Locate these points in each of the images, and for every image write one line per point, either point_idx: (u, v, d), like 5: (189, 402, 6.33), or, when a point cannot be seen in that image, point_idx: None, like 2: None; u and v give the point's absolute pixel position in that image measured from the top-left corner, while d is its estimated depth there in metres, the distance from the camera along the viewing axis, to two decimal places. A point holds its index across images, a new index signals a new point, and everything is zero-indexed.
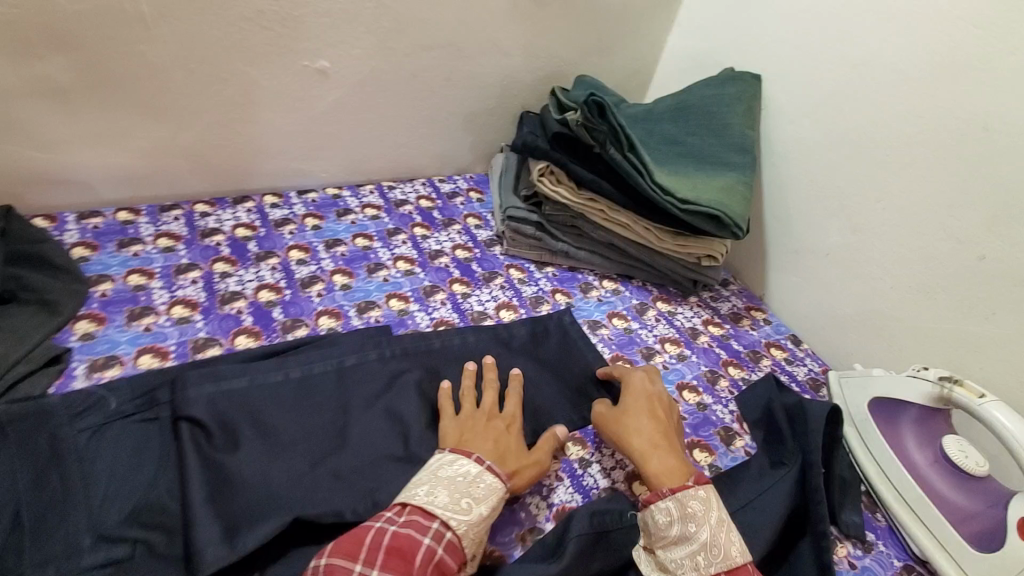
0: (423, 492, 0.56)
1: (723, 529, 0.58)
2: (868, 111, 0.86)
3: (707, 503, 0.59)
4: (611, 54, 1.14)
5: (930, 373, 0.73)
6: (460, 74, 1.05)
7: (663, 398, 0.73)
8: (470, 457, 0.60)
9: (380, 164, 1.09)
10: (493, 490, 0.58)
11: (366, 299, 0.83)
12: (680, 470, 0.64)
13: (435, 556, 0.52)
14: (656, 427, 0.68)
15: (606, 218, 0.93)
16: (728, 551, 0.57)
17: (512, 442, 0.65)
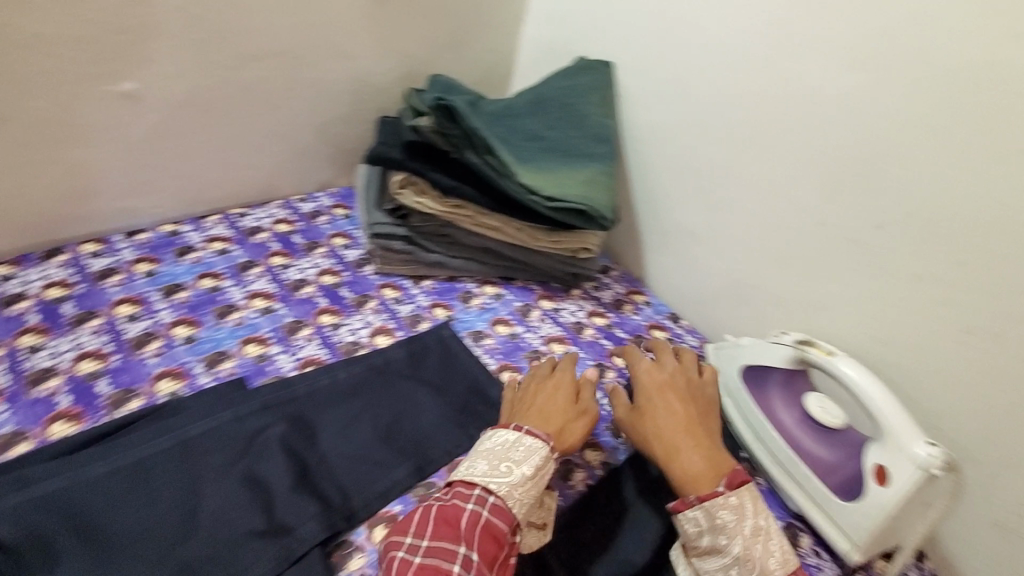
0: (467, 466, 0.60)
1: (757, 540, 0.60)
2: (711, 92, 0.88)
3: (739, 513, 0.61)
4: (465, 50, 1.10)
5: (789, 338, 0.77)
6: (302, 83, 0.95)
7: (679, 387, 0.72)
8: (509, 428, 0.63)
9: (226, 191, 0.98)
10: (537, 450, 0.61)
11: (216, 351, 0.75)
12: (709, 468, 0.64)
13: (480, 519, 0.55)
14: (683, 418, 0.69)
15: (476, 223, 0.89)
16: (762, 561, 0.60)
17: (562, 407, 0.68)
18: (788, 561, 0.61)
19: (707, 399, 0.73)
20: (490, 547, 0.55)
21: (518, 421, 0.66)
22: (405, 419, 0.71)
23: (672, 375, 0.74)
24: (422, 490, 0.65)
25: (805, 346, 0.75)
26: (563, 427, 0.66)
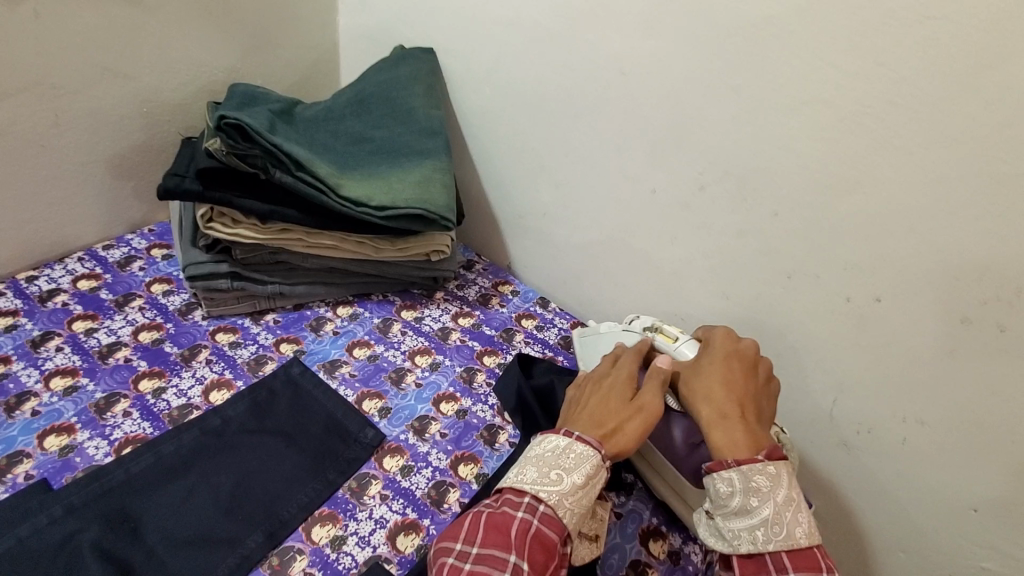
0: (516, 473, 0.58)
1: (790, 508, 0.56)
2: (532, 70, 0.85)
3: (775, 481, 0.56)
4: (274, 50, 0.99)
5: (638, 325, 0.78)
6: (72, 115, 0.81)
7: (739, 362, 0.66)
8: (561, 432, 0.60)
9: (5, 254, 0.82)
10: (587, 458, 0.57)
11: (7, 454, 0.63)
12: (755, 444, 0.60)
13: (531, 527, 0.53)
14: (737, 393, 0.63)
15: (309, 245, 0.82)
16: (792, 532, 0.55)
17: (613, 404, 0.64)
18: (816, 538, 0.55)
19: (772, 384, 0.67)
20: (539, 557, 0.52)
21: (570, 426, 0.62)
22: (250, 481, 0.64)
23: (742, 347, 0.68)
24: (276, 558, 0.59)
25: (653, 330, 0.76)
26: (613, 432, 0.61)
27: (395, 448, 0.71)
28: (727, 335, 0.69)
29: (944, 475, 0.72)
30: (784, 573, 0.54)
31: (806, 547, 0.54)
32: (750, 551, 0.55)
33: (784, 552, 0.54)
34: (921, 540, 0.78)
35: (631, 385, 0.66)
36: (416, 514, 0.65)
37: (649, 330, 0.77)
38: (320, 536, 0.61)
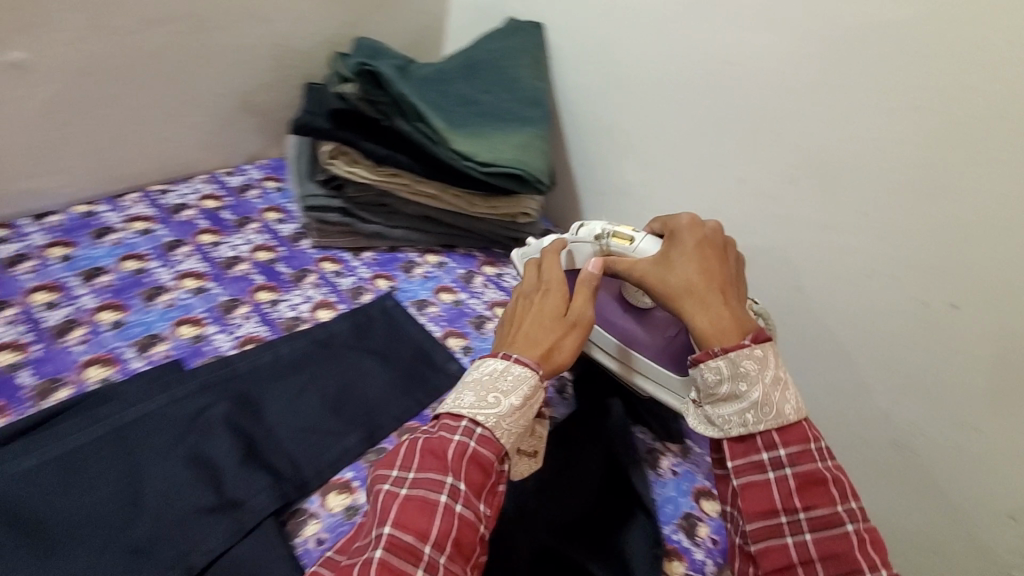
0: (452, 398, 0.59)
1: (777, 388, 0.60)
2: (638, 53, 0.90)
3: (762, 363, 0.60)
4: (392, 11, 1.06)
5: (590, 232, 0.77)
6: (218, 48, 0.89)
7: (709, 249, 0.68)
8: (496, 356, 0.62)
9: (144, 166, 0.91)
10: (524, 381, 0.60)
11: (148, 333, 0.72)
12: (741, 325, 0.63)
13: (467, 450, 0.55)
14: (715, 281, 0.66)
15: (412, 191, 0.88)
16: (782, 409, 0.59)
17: (545, 321, 0.66)
18: (803, 413, 0.61)
19: (735, 257, 0.70)
20: (477, 476, 0.55)
21: (506, 348, 0.64)
22: (352, 389, 0.71)
23: (709, 232, 0.70)
24: (374, 456, 0.66)
25: (606, 235, 0.76)
26: (550, 349, 0.64)
27: None
28: (687, 223, 0.71)
29: (995, 484, 0.75)
30: (774, 449, 0.59)
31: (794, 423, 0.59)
32: (741, 434, 0.60)
33: (774, 430, 0.59)
34: (955, 548, 0.81)
35: (559, 295, 0.68)
36: None
37: (601, 236, 0.76)
38: None
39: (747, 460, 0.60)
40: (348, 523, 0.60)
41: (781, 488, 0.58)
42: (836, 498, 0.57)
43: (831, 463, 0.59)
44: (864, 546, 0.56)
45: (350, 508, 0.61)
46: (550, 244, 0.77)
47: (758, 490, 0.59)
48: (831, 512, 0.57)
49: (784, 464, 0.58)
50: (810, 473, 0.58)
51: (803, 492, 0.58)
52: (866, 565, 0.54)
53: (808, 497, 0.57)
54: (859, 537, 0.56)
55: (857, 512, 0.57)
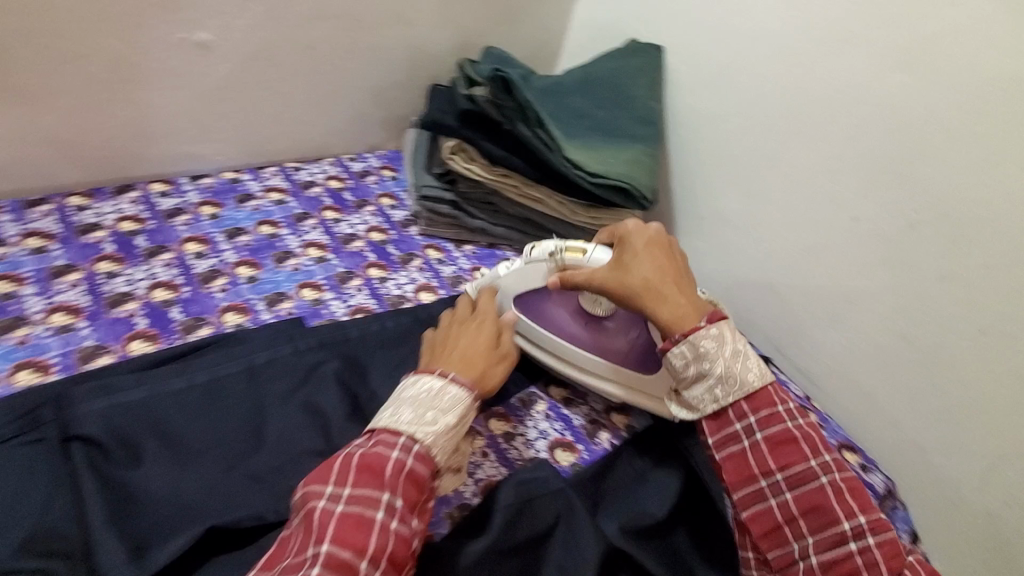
0: (389, 414, 0.57)
1: (736, 359, 0.64)
2: (760, 84, 0.91)
3: (720, 340, 0.64)
4: (518, 25, 1.12)
5: (542, 253, 0.74)
6: (363, 46, 0.98)
7: (656, 243, 0.70)
8: (433, 373, 0.60)
9: (285, 144, 1.01)
10: (459, 402, 0.59)
11: (276, 291, 0.80)
12: (699, 309, 0.67)
13: (405, 466, 0.53)
14: (665, 273, 0.68)
15: (519, 193, 0.93)
16: (745, 379, 0.64)
17: (478, 347, 0.66)
18: (766, 376, 0.65)
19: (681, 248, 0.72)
20: (411, 493, 0.53)
21: (442, 366, 0.63)
22: None
23: (651, 232, 0.71)
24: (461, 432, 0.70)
25: (559, 251, 0.73)
26: (483, 375, 0.65)
27: (561, 381, 0.81)
28: (632, 225, 0.71)
29: None
30: (744, 417, 0.64)
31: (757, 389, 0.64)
32: (715, 411, 0.65)
33: (742, 400, 0.64)
34: None
35: (495, 327, 0.70)
36: (572, 437, 0.74)
37: (555, 254, 0.73)
38: (496, 426, 0.72)
39: (722, 433, 0.65)
40: None
41: (756, 454, 0.63)
42: (808, 454, 0.62)
43: (800, 422, 0.64)
44: (842, 494, 0.60)
45: None
46: (486, 287, 0.77)
47: (736, 461, 0.64)
48: (806, 468, 0.62)
49: (755, 431, 0.63)
50: (780, 434, 0.63)
51: (777, 451, 0.62)
52: (843, 513, 0.59)
53: (781, 457, 0.62)
54: (836, 487, 0.60)
55: (833, 464, 0.62)
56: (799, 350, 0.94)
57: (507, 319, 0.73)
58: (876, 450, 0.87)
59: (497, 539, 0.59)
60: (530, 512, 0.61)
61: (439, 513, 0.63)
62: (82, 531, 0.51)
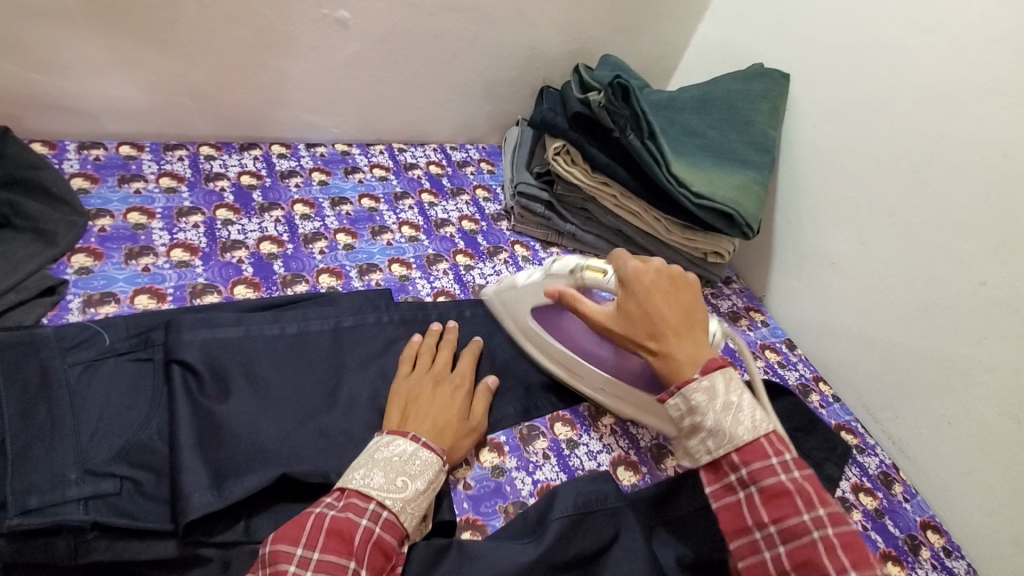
0: (359, 476, 0.53)
1: (729, 412, 0.55)
2: (894, 125, 0.85)
3: (711, 393, 0.56)
4: (639, 37, 1.11)
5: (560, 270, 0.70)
6: (485, 40, 1.00)
7: (662, 286, 0.64)
8: (405, 436, 0.56)
9: (396, 125, 1.04)
10: (430, 466, 0.55)
11: (369, 262, 0.83)
12: (701, 356, 0.60)
13: (373, 535, 0.50)
14: (670, 318, 0.62)
15: (616, 203, 0.91)
16: (735, 433, 0.54)
17: (452, 414, 0.62)
18: (762, 427, 0.55)
19: (691, 282, 0.66)
20: (377, 562, 0.50)
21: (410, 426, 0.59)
22: (518, 364, 0.75)
23: (659, 271, 0.65)
24: (526, 429, 0.70)
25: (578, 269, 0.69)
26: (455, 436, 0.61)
27: None
28: (635, 265, 0.65)
29: None
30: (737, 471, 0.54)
31: (750, 441, 0.54)
32: (710, 461, 0.55)
33: (732, 453, 0.54)
34: None
35: (467, 399, 0.65)
36: (636, 458, 0.71)
37: (574, 272, 0.69)
38: (560, 431, 0.71)
39: (717, 484, 0.55)
40: (493, 479, 0.64)
41: (749, 505, 0.52)
42: (802, 506, 0.51)
43: (797, 471, 0.52)
44: (837, 553, 0.48)
45: (497, 467, 0.65)
46: (470, 348, 0.71)
47: (728, 510, 0.54)
48: (800, 522, 0.50)
49: (747, 482, 0.53)
50: (773, 486, 0.52)
51: (770, 506, 0.51)
52: (834, 571, 0.47)
53: (774, 510, 0.51)
54: (830, 544, 0.48)
55: (828, 517, 0.50)
56: (892, 414, 0.87)
57: (486, 384, 0.68)
58: (966, 540, 0.78)
59: (552, 549, 0.55)
60: (585, 526, 0.58)
61: (495, 505, 0.62)
62: (168, 452, 0.53)
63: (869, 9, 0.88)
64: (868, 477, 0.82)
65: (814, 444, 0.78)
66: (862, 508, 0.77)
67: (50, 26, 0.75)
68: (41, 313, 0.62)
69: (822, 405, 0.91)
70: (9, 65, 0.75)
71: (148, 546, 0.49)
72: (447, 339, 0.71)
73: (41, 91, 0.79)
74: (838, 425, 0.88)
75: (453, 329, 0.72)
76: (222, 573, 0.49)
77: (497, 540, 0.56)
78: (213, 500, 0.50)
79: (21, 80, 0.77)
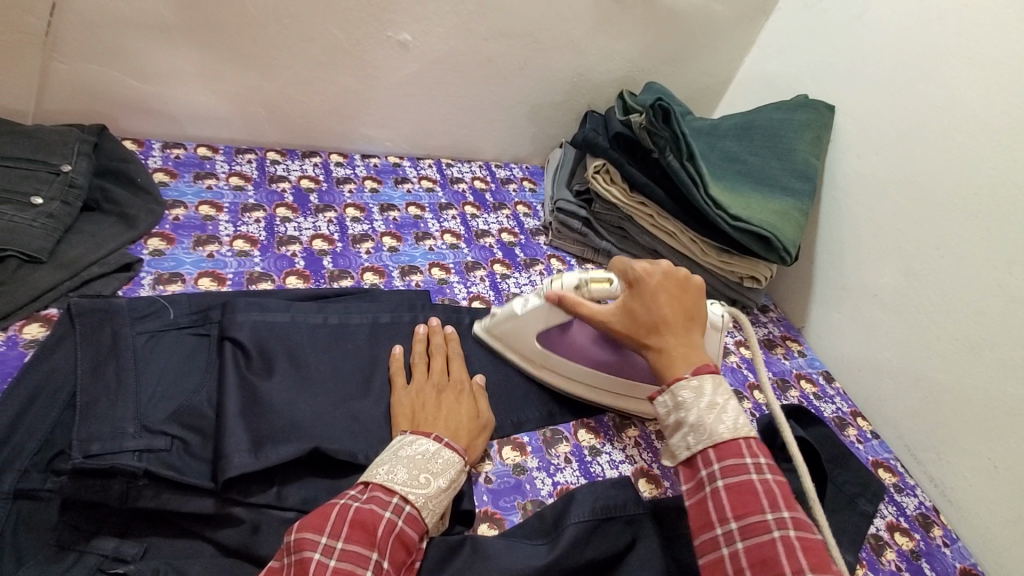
0: (383, 470, 0.53)
1: (713, 411, 0.57)
2: (942, 156, 0.84)
3: (699, 392, 0.58)
4: (684, 66, 1.15)
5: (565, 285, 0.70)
6: (535, 65, 1.05)
7: (668, 285, 0.66)
8: (428, 435, 0.57)
9: (446, 142, 1.10)
10: (453, 464, 0.56)
11: (411, 264, 0.87)
12: (695, 357, 0.62)
13: (395, 528, 0.50)
14: (669, 316, 0.64)
15: (652, 223, 0.93)
16: (716, 430, 0.56)
17: (463, 415, 0.63)
18: (742, 430, 0.56)
19: (698, 285, 0.67)
20: (399, 555, 0.50)
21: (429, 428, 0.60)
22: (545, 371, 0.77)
23: (664, 274, 0.66)
24: (550, 433, 0.71)
25: (583, 283, 0.70)
26: (470, 435, 0.62)
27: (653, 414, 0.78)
28: (641, 266, 0.67)
29: None
30: (711, 467, 0.54)
31: (731, 439, 0.55)
32: (687, 457, 0.57)
33: (709, 448, 0.55)
34: None
35: (472, 401, 0.65)
36: (659, 472, 0.71)
37: (579, 286, 0.70)
38: (584, 438, 0.72)
39: (691, 481, 0.56)
40: (513, 477, 0.65)
41: (715, 500, 0.53)
42: (767, 507, 0.51)
43: (769, 475, 0.53)
44: (796, 554, 0.48)
45: (519, 466, 0.66)
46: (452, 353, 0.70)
47: (697, 505, 0.54)
48: (762, 521, 0.50)
49: (717, 477, 0.54)
50: (741, 483, 0.53)
51: (737, 501, 0.52)
52: (790, 569, 0.47)
53: (738, 505, 0.52)
54: (789, 544, 0.48)
55: (792, 521, 0.50)
56: (935, 454, 0.83)
57: (478, 382, 0.69)
58: None
59: (568, 553, 0.54)
60: (603, 532, 0.57)
61: (513, 501, 0.63)
62: (214, 418, 0.57)
63: (919, 43, 0.88)
64: (905, 517, 0.78)
65: (847, 477, 0.74)
66: (896, 548, 0.73)
67: (148, 39, 0.84)
68: (117, 286, 0.68)
69: (860, 439, 0.87)
70: (112, 71, 0.86)
71: (189, 499, 0.52)
72: (437, 344, 0.71)
73: (136, 95, 0.88)
74: (875, 462, 0.85)
75: (439, 332, 0.72)
76: (251, 536, 0.52)
77: (511, 541, 0.56)
78: (250, 462, 0.53)
79: (121, 86, 0.87)
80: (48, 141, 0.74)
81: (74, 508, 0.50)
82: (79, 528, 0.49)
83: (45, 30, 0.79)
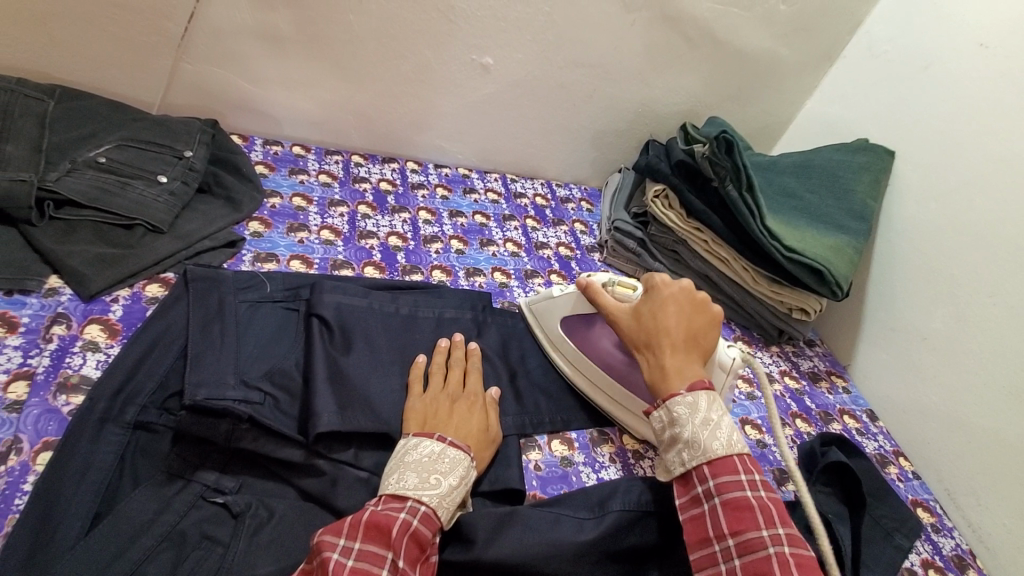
0: (394, 479, 0.55)
1: (707, 428, 0.58)
2: (1002, 207, 0.85)
3: (693, 408, 0.60)
4: (747, 105, 1.19)
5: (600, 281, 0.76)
6: (603, 94, 1.12)
7: (682, 300, 0.69)
8: (433, 437, 0.59)
9: (512, 158, 1.18)
10: (460, 462, 0.58)
11: (475, 266, 0.93)
12: (690, 374, 0.63)
13: (411, 527, 0.51)
14: (672, 327, 0.66)
15: (707, 249, 0.96)
16: (709, 446, 0.57)
17: (473, 425, 0.64)
18: (735, 446, 0.58)
19: (713, 312, 0.69)
20: (414, 553, 0.51)
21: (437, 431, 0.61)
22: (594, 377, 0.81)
23: (679, 292, 0.70)
24: (596, 433, 0.75)
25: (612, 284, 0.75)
26: (478, 445, 0.63)
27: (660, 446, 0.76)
28: (663, 278, 0.71)
29: None
30: (706, 485, 0.56)
31: (724, 455, 0.57)
32: (682, 473, 0.58)
33: (703, 465, 0.57)
34: None
35: (483, 411, 0.66)
36: None
37: (607, 284, 0.75)
38: (628, 442, 0.75)
39: (686, 497, 0.57)
40: (561, 467, 0.69)
41: (711, 517, 0.54)
42: (762, 523, 0.52)
43: (763, 491, 0.55)
44: (790, 570, 0.49)
45: (566, 459, 0.71)
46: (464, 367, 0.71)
47: (693, 521, 0.56)
48: (758, 537, 0.52)
49: (713, 494, 0.55)
50: (736, 499, 0.54)
51: (732, 517, 0.53)
52: None
53: (733, 522, 0.53)
54: (784, 560, 0.50)
55: (786, 537, 0.51)
56: (976, 501, 0.82)
57: (492, 396, 0.70)
58: None
59: (609, 534, 0.58)
60: (645, 523, 0.60)
61: (560, 489, 0.67)
62: (302, 383, 0.63)
63: (985, 97, 0.90)
64: (940, 556, 0.78)
65: (885, 511, 0.74)
66: None
67: (263, 47, 0.95)
68: (223, 260, 0.77)
69: (900, 478, 0.87)
70: (228, 74, 0.96)
71: (281, 447, 0.58)
72: (455, 357, 0.71)
73: (246, 95, 0.99)
74: (914, 501, 0.85)
75: (461, 346, 0.73)
76: (330, 487, 0.58)
77: (557, 516, 0.59)
78: (336, 421, 0.59)
79: (234, 88, 0.98)
80: (175, 130, 0.85)
81: (184, 443, 0.58)
82: (186, 461, 0.57)
83: (181, 34, 0.91)
